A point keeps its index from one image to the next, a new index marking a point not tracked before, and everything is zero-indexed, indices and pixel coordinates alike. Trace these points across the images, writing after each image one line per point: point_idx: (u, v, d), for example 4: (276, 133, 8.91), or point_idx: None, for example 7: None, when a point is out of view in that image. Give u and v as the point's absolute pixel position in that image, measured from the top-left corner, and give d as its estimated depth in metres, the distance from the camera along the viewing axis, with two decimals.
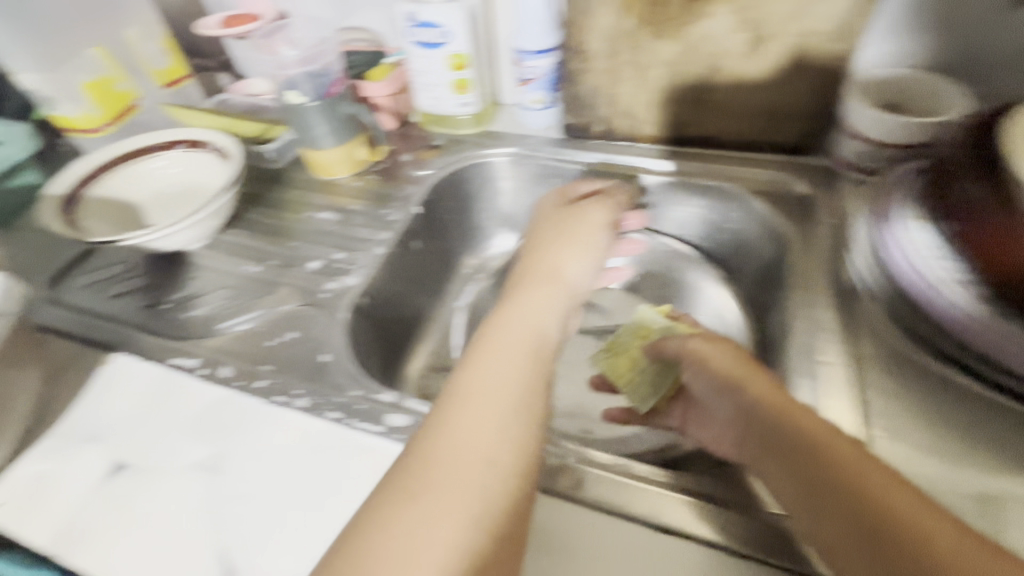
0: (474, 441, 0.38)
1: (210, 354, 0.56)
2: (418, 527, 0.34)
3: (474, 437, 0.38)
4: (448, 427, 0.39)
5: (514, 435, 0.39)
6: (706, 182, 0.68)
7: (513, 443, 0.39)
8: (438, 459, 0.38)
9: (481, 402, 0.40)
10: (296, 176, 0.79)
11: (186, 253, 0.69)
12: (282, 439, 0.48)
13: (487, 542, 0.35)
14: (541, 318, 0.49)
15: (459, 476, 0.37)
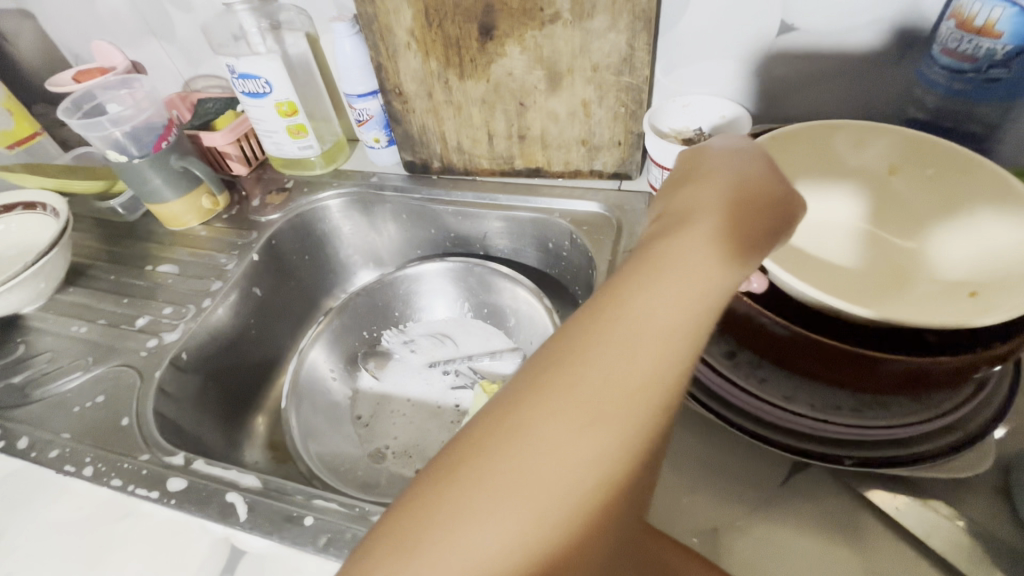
0: (559, 461, 0.26)
1: (16, 424, 0.56)
2: (486, 541, 0.25)
3: (568, 410, 0.27)
4: (531, 438, 0.26)
5: (610, 460, 0.26)
6: (534, 216, 0.71)
7: (609, 468, 0.26)
8: (511, 443, 0.26)
9: (621, 358, 0.28)
10: (148, 227, 0.80)
11: (20, 316, 0.69)
12: (64, 510, 0.49)
13: (591, 536, 0.26)
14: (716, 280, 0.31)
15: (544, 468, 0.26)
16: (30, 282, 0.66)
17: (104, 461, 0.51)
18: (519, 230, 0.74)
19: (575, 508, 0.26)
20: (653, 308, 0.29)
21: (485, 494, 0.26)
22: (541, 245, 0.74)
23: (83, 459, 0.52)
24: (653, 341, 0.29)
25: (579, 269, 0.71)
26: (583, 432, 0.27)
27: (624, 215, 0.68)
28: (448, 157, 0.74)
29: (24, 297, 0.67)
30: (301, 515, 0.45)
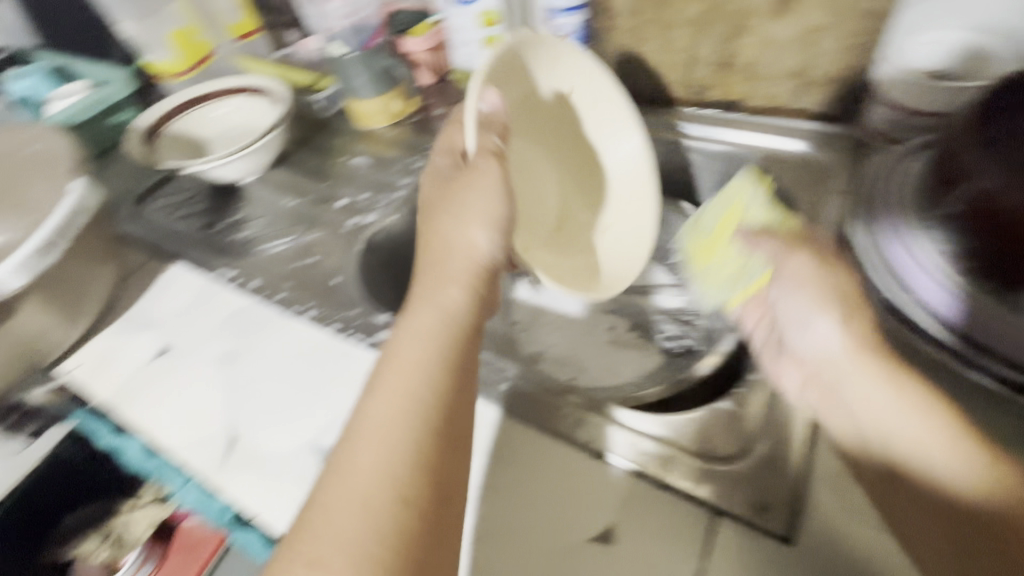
0: (387, 410, 0.36)
1: (247, 269, 0.65)
2: (343, 501, 0.33)
3: (377, 386, 0.37)
4: (351, 442, 0.35)
5: (423, 410, 0.37)
6: (722, 146, 0.67)
7: (422, 410, 0.36)
8: (337, 475, 0.34)
9: (397, 381, 0.38)
10: (342, 125, 0.86)
11: (240, 186, 0.79)
12: (290, 341, 0.56)
13: (428, 468, 0.34)
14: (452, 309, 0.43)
15: (389, 425, 0.35)
16: (254, 155, 0.75)
17: (323, 309, 0.58)
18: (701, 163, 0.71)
19: (381, 452, 0.34)
20: (398, 356, 0.39)
21: (350, 453, 0.35)
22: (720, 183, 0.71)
23: (306, 304, 0.59)
24: (405, 356, 0.39)
25: None
26: (385, 398, 0.37)
27: (833, 157, 0.62)
28: (637, 81, 0.72)
29: (247, 167, 0.76)
30: (496, 383, 0.49)
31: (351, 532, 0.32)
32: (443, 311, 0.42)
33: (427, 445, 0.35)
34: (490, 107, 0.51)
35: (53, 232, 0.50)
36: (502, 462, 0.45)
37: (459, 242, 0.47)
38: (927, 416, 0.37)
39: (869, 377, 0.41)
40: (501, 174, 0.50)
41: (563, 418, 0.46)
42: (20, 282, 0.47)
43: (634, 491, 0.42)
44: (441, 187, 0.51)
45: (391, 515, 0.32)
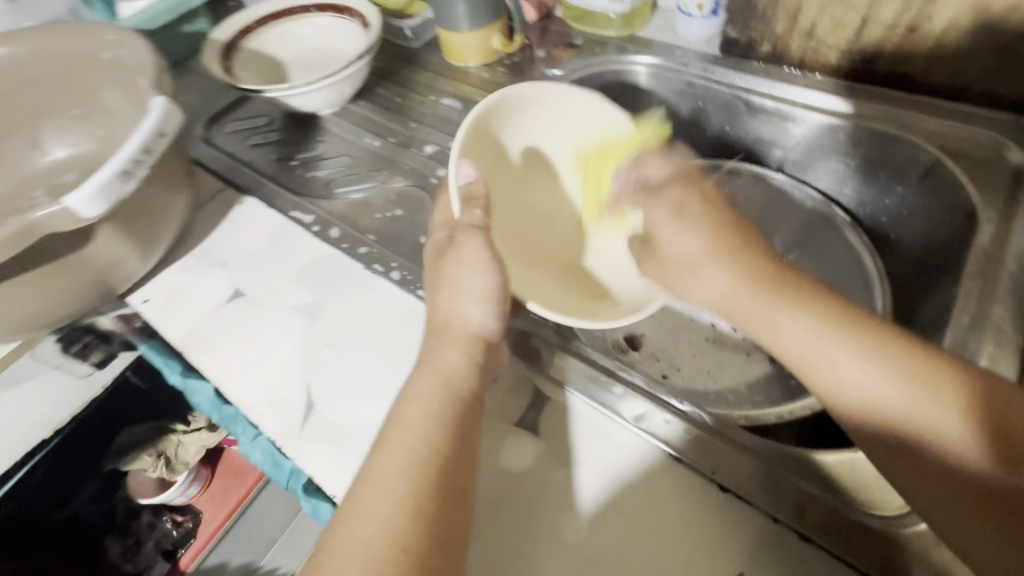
0: (406, 430, 0.36)
1: (325, 213, 0.59)
2: (373, 511, 0.33)
3: (388, 438, 0.36)
4: (371, 458, 0.35)
5: (431, 426, 0.36)
6: (886, 129, 0.56)
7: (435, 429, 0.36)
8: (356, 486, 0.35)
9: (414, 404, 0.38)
10: (429, 59, 0.78)
11: (318, 118, 0.72)
12: (372, 303, 0.51)
13: (437, 490, 0.34)
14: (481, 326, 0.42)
15: (390, 478, 0.34)
16: (340, 85, 0.67)
17: (409, 270, 0.53)
18: (851, 146, 0.59)
19: (381, 511, 0.33)
20: (421, 382, 0.39)
21: (359, 495, 0.34)
22: (870, 173, 0.59)
23: (390, 262, 0.54)
24: (429, 383, 0.39)
25: (921, 213, 0.55)
26: (390, 453, 0.35)
27: None
28: (787, 39, 0.61)
29: (331, 98, 0.68)
30: (609, 385, 0.42)
31: (357, 567, 0.30)
32: (439, 374, 0.39)
33: (426, 504, 0.33)
34: (468, 180, 0.44)
35: (134, 154, 0.44)
36: (613, 478, 0.39)
37: (443, 352, 0.40)
38: (858, 351, 0.35)
39: (760, 306, 0.39)
40: (489, 244, 0.42)
41: (683, 437, 0.40)
42: (99, 209, 0.42)
43: (772, 539, 0.35)
44: (440, 258, 0.44)
45: (380, 565, 0.30)
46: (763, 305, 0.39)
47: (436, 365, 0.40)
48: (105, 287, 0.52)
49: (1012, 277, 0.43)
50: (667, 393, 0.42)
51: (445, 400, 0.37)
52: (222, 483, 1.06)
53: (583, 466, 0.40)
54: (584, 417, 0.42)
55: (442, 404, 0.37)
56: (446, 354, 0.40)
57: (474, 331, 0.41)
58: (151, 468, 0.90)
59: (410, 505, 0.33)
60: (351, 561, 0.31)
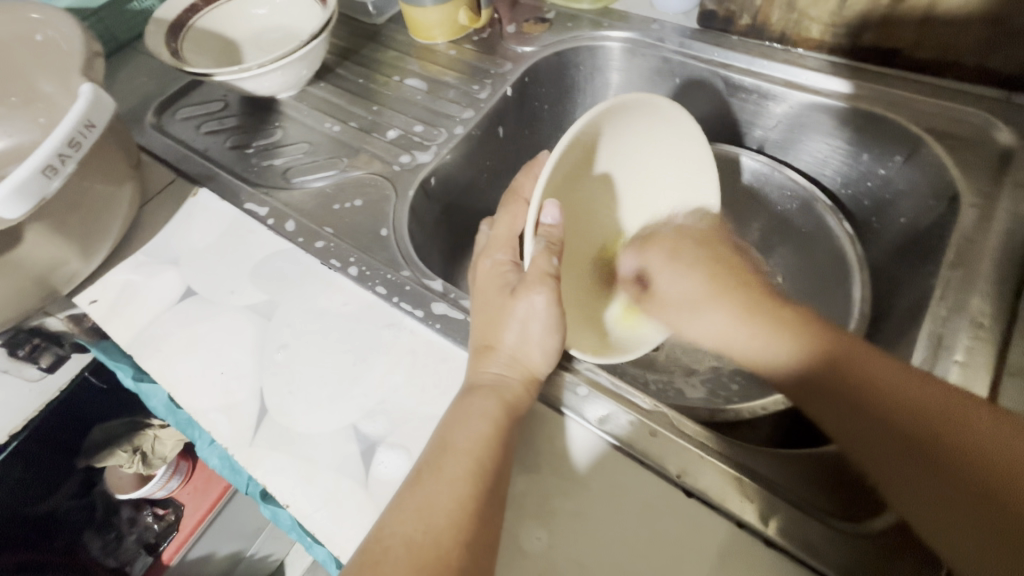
0: (460, 442, 0.35)
1: (281, 205, 0.56)
2: (419, 527, 0.31)
3: (450, 444, 0.35)
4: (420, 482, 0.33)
5: (488, 440, 0.35)
6: (868, 108, 0.53)
7: (488, 445, 0.35)
8: (411, 496, 0.33)
9: (461, 427, 0.36)
10: (393, 36, 0.73)
11: (276, 101, 0.68)
12: (330, 301, 0.49)
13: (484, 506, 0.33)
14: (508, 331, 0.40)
15: (455, 472, 0.34)
16: (296, 66, 0.63)
17: (368, 265, 0.50)
18: (834, 125, 0.56)
19: (444, 495, 0.33)
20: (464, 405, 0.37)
21: (425, 483, 0.33)
22: (852, 153, 0.57)
23: (348, 257, 0.51)
24: (474, 404, 0.37)
25: (904, 196, 0.53)
26: (446, 450, 0.34)
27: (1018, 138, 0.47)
28: (768, 11, 0.57)
29: (288, 80, 0.64)
30: (574, 384, 0.41)
31: (417, 539, 0.31)
32: (475, 385, 0.38)
33: (474, 501, 0.33)
34: (550, 222, 0.41)
35: (58, 148, 0.40)
36: (572, 484, 0.37)
37: (484, 370, 0.39)
38: (786, 350, 0.38)
39: (750, 331, 0.39)
40: (556, 304, 0.39)
41: (646, 437, 0.38)
42: (20, 209, 0.39)
43: (736, 544, 0.34)
44: (500, 291, 0.42)
45: (444, 551, 0.30)
46: (748, 328, 0.39)
47: (472, 393, 0.38)
48: (48, 290, 0.49)
49: (994, 262, 0.41)
50: (636, 395, 0.40)
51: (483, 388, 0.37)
52: (203, 475, 1.01)
53: (542, 473, 0.38)
54: (546, 417, 0.40)
55: (487, 405, 0.37)
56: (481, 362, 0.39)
57: (532, 371, 0.39)
58: (126, 465, 0.87)
59: (454, 527, 0.31)
60: (409, 531, 0.31)
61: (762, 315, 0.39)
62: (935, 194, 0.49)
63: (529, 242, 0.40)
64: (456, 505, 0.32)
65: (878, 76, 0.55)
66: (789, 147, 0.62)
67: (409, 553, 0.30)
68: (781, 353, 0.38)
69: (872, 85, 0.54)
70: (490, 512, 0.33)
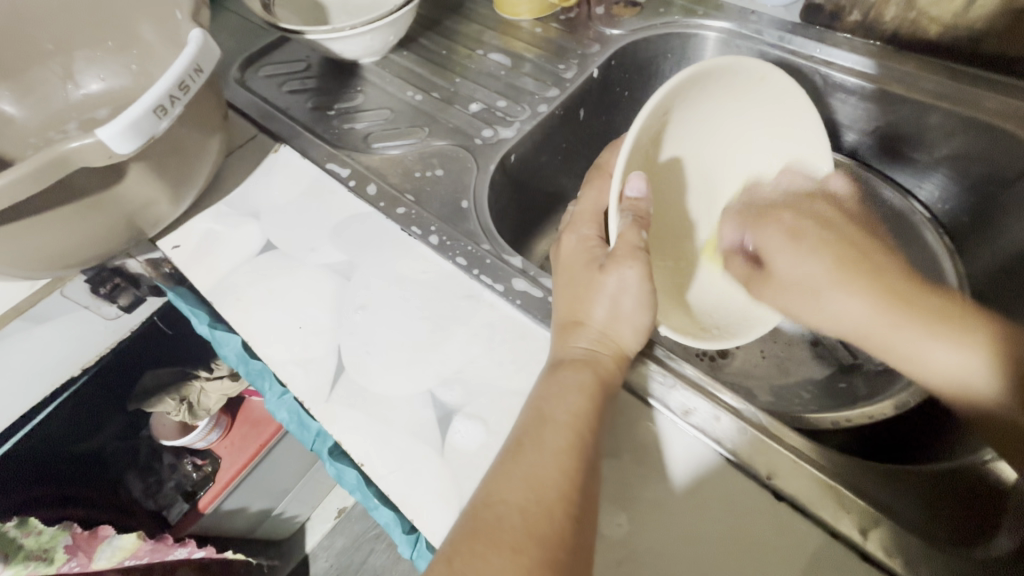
0: (559, 413, 0.34)
1: (362, 168, 0.56)
2: (528, 494, 0.30)
3: (548, 417, 0.34)
4: (520, 452, 0.33)
5: (583, 415, 0.34)
6: (984, 117, 0.50)
7: (585, 420, 0.34)
8: (509, 466, 0.32)
9: (556, 401, 0.35)
10: (477, 10, 0.72)
11: (358, 66, 0.68)
12: (408, 267, 0.49)
13: (587, 478, 0.32)
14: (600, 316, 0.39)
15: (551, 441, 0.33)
16: (384, 31, 0.63)
17: (449, 235, 0.50)
18: (941, 134, 0.53)
19: (549, 466, 0.32)
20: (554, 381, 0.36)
21: (519, 450, 0.33)
22: (957, 166, 0.54)
23: (428, 225, 0.51)
24: (569, 379, 0.36)
25: (1013, 215, 0.50)
26: (541, 427, 0.34)
27: None
28: (882, 9, 0.54)
29: (373, 45, 0.64)
30: (656, 376, 0.40)
31: (531, 509, 0.30)
32: (565, 365, 0.37)
33: (580, 476, 0.32)
34: (635, 194, 0.40)
35: (169, 90, 0.41)
36: (652, 474, 0.37)
37: (561, 347, 0.39)
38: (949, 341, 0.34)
39: (849, 292, 0.36)
40: (648, 279, 0.38)
41: (737, 434, 0.37)
42: (131, 146, 0.40)
43: (829, 554, 0.33)
44: (587, 266, 0.41)
45: (553, 520, 0.30)
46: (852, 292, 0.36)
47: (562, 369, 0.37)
48: (135, 231, 0.50)
49: None
50: (721, 390, 0.39)
51: (569, 368, 0.37)
52: (241, 431, 1.03)
53: (620, 460, 0.37)
54: (629, 405, 0.39)
55: (581, 388, 0.36)
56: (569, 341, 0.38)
57: (622, 349, 0.38)
58: (173, 412, 0.89)
59: (563, 501, 0.31)
60: (521, 500, 0.30)
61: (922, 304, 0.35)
62: None
63: (615, 215, 0.40)
64: (559, 479, 0.31)
65: (992, 84, 0.52)
66: (885, 154, 0.59)
67: (525, 523, 0.29)
68: (864, 310, 0.36)
69: (988, 92, 0.51)
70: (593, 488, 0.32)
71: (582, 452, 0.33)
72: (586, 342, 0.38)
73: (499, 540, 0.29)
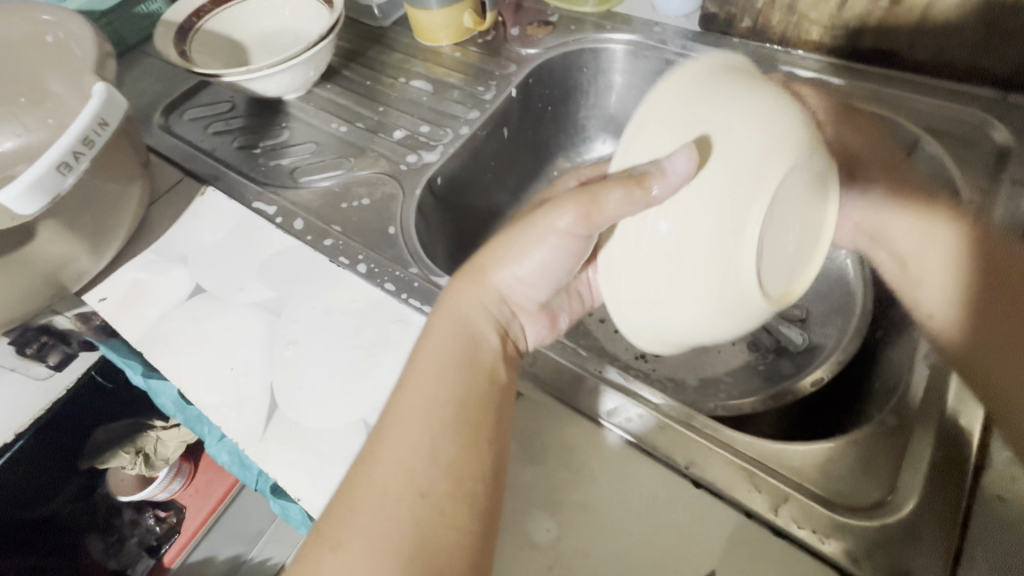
0: (424, 400, 0.36)
1: (289, 204, 0.57)
2: (383, 493, 0.33)
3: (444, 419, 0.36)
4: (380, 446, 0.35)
5: (459, 402, 0.36)
6: (868, 108, 0.54)
7: (461, 406, 0.36)
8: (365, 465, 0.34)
9: (422, 391, 0.37)
10: (399, 39, 0.74)
11: (283, 103, 0.69)
12: (339, 298, 0.49)
13: (461, 467, 0.34)
14: (482, 301, 0.42)
15: (411, 432, 0.35)
16: (303, 68, 0.64)
17: (377, 262, 0.51)
18: None
19: (416, 462, 0.34)
20: (420, 372, 0.37)
21: (383, 445, 0.35)
22: None
23: (356, 254, 0.52)
24: (433, 374, 0.37)
25: None
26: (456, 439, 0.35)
27: (1014, 138, 0.49)
28: (768, 14, 0.58)
29: (295, 82, 0.65)
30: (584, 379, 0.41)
31: (388, 504, 0.32)
32: (462, 356, 0.39)
33: (453, 470, 0.34)
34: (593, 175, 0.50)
35: (73, 145, 0.41)
36: (583, 476, 0.38)
37: (458, 325, 0.40)
38: (948, 224, 0.42)
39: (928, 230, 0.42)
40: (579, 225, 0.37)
41: (656, 430, 0.39)
42: (35, 205, 0.40)
43: (745, 535, 0.35)
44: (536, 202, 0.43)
45: (410, 506, 0.32)
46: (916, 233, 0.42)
47: (428, 356, 0.38)
48: (58, 288, 0.49)
49: None
50: (642, 387, 0.40)
51: (459, 372, 0.38)
52: (205, 477, 1.00)
53: (555, 468, 0.39)
54: (555, 412, 0.41)
55: (472, 389, 0.37)
56: (441, 326, 0.40)
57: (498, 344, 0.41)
58: (129, 466, 0.86)
59: (421, 490, 0.33)
60: (385, 488, 0.33)
61: (921, 202, 0.44)
62: None
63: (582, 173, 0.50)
64: (425, 470, 0.33)
65: (872, 78, 0.56)
66: None
67: (385, 513, 0.32)
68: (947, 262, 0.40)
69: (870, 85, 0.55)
70: (473, 478, 0.34)
71: (459, 444, 0.35)
72: (454, 335, 0.39)
73: (356, 531, 0.32)
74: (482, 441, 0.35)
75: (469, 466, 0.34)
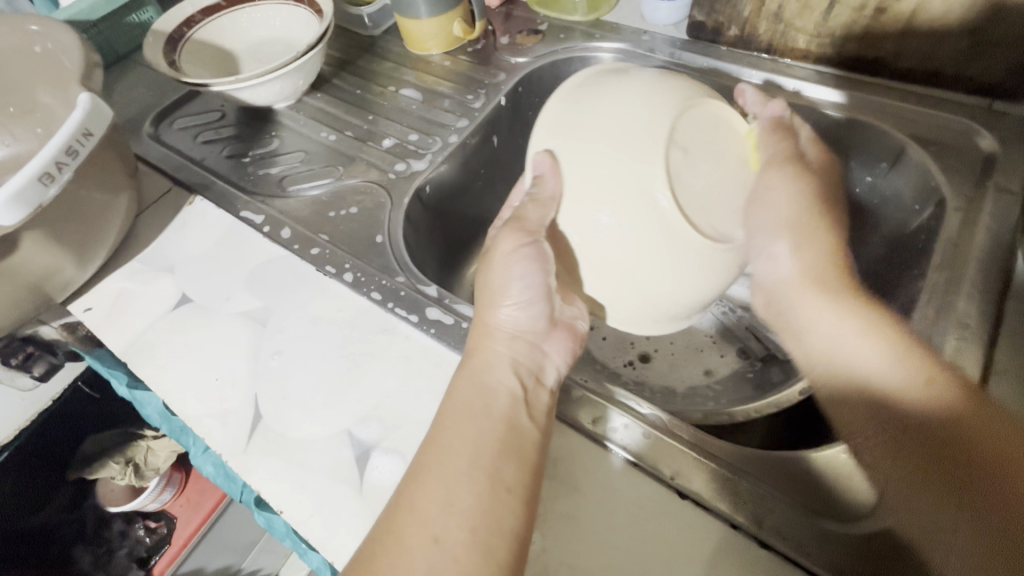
0: (454, 446, 0.34)
1: (277, 213, 0.57)
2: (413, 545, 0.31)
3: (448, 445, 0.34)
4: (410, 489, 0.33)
5: (488, 454, 0.34)
6: (854, 116, 0.54)
7: (493, 453, 0.34)
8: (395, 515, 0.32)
9: (448, 442, 0.34)
10: (389, 48, 0.74)
11: (274, 111, 0.69)
12: (324, 307, 0.49)
13: (494, 515, 0.32)
14: (496, 352, 0.39)
15: (440, 481, 0.33)
16: (293, 77, 0.64)
17: (363, 271, 0.51)
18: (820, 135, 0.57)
19: (450, 504, 0.32)
20: (447, 426, 0.35)
21: (415, 498, 0.32)
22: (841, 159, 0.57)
23: (343, 263, 0.51)
24: (461, 427, 0.35)
25: (890, 202, 0.54)
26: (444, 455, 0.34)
27: (999, 146, 0.49)
28: (755, 23, 0.58)
29: (285, 91, 0.65)
30: (570, 387, 0.41)
31: (415, 549, 0.30)
32: (489, 407, 0.36)
33: (483, 511, 0.32)
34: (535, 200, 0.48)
35: (55, 156, 0.41)
36: (568, 487, 0.38)
37: (476, 379, 0.38)
38: (877, 341, 0.36)
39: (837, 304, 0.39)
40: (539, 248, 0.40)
41: (641, 441, 0.38)
42: (17, 217, 0.40)
43: (730, 546, 0.34)
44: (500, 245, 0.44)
45: (441, 554, 0.30)
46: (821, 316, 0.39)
47: (458, 407, 0.36)
48: (42, 299, 0.49)
49: (978, 271, 0.42)
50: (627, 396, 0.40)
51: (488, 427, 0.35)
52: (196, 488, 0.99)
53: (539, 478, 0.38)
54: None
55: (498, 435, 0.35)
56: (467, 381, 0.38)
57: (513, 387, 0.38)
58: (119, 477, 0.85)
59: (455, 541, 0.31)
60: (415, 539, 0.31)
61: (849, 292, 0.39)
62: (919, 197, 0.51)
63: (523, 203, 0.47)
64: (455, 523, 0.31)
65: (859, 86, 0.56)
66: None
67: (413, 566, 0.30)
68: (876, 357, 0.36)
69: (856, 92, 0.55)
70: (509, 526, 0.32)
71: (489, 491, 0.32)
72: (480, 388, 0.37)
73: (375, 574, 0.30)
74: (514, 488, 0.33)
75: (503, 513, 0.32)
